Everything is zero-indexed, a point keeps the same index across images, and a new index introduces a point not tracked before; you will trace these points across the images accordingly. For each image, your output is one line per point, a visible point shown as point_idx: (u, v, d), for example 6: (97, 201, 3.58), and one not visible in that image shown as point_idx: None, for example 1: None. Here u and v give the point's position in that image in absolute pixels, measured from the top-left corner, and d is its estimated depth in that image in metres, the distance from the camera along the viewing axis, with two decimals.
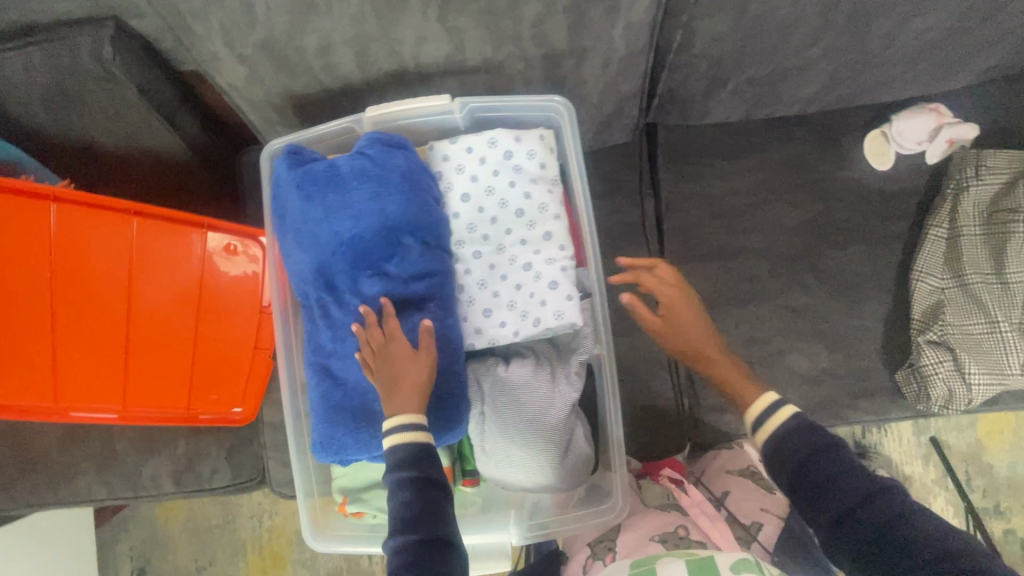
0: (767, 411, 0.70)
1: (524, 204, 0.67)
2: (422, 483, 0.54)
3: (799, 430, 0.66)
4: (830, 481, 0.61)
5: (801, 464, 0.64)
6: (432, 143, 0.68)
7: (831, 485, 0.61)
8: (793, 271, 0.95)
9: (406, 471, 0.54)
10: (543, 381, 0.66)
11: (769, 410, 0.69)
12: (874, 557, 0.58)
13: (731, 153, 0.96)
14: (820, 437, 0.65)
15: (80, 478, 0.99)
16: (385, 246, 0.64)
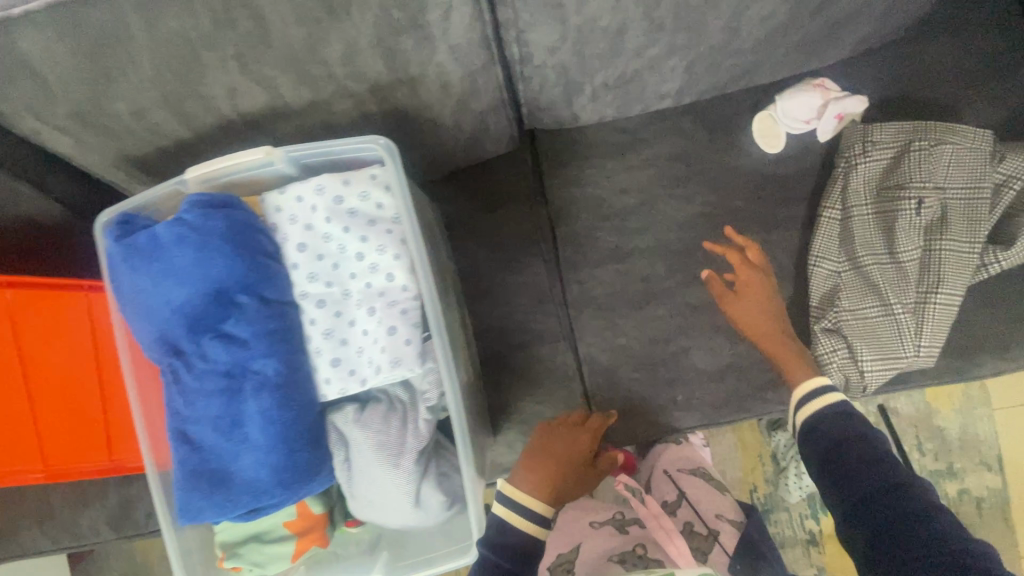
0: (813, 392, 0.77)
1: (362, 248, 0.66)
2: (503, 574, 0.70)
3: (836, 419, 0.74)
4: (864, 463, 0.69)
5: (829, 457, 0.71)
6: (263, 195, 0.67)
7: (869, 474, 0.68)
8: (691, 267, 0.94)
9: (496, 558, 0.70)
10: (392, 429, 0.65)
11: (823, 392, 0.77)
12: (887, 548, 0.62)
13: (617, 152, 0.93)
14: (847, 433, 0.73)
15: (23, 534, 1.02)
16: (218, 310, 0.63)
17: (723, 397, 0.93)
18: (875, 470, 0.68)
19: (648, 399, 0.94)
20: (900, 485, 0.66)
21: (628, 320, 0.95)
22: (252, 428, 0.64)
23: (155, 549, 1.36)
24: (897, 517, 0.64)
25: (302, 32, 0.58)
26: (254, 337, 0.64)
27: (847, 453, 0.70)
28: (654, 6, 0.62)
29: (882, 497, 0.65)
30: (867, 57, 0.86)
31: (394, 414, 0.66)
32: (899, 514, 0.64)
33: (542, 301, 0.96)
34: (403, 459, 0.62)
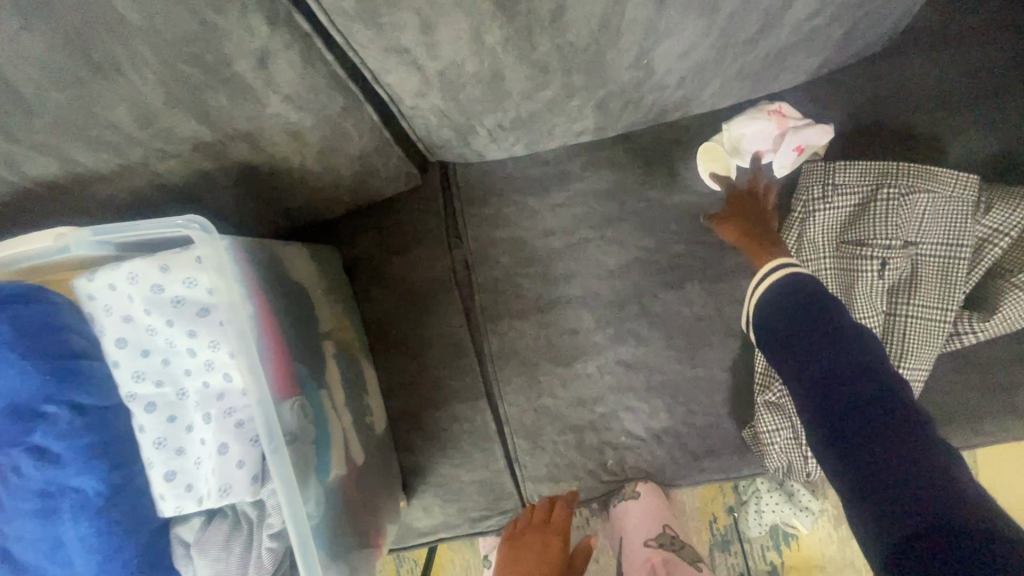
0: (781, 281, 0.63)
1: (193, 344, 0.55)
2: None
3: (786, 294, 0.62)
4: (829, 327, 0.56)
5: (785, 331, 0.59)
6: (71, 281, 0.55)
7: (819, 344, 0.55)
8: (623, 319, 0.81)
9: None
10: (237, 552, 0.56)
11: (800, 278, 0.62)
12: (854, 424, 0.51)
13: (539, 187, 0.81)
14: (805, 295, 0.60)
15: None
16: (17, 425, 0.53)
17: (656, 465, 0.83)
18: (829, 334, 0.56)
19: (575, 463, 0.84)
20: (853, 345, 0.54)
21: (554, 378, 0.83)
22: (73, 555, 0.55)
23: None
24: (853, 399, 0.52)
25: (72, 96, 0.46)
26: (65, 453, 0.54)
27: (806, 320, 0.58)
28: (529, 45, 0.48)
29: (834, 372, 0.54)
30: (826, 81, 0.73)
31: (237, 536, 0.57)
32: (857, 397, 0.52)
33: (458, 355, 0.84)
34: None
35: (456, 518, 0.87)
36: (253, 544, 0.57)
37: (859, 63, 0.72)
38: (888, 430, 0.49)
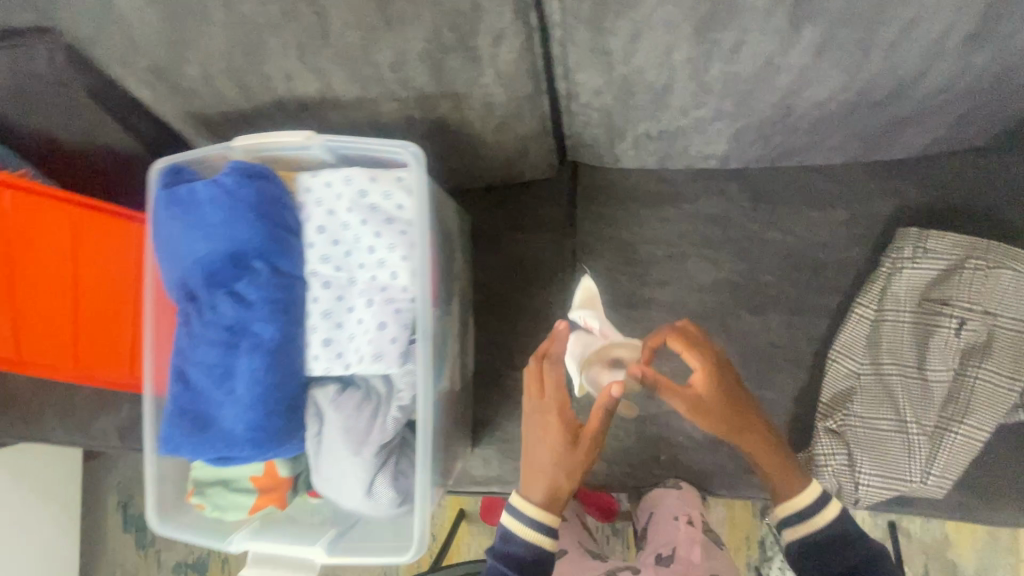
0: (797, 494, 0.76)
1: (375, 243, 0.69)
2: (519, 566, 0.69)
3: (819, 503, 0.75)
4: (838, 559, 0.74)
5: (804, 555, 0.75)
6: (298, 173, 0.71)
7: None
8: (703, 331, 0.91)
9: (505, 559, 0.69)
10: (364, 416, 0.67)
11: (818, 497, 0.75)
12: None
13: (655, 201, 0.92)
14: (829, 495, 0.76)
15: (44, 421, 1.16)
16: (235, 269, 0.69)
17: (705, 470, 0.90)
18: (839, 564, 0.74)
19: (630, 450, 0.92)
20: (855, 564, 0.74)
21: None
22: (239, 381, 0.69)
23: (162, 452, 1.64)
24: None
25: (360, 35, 0.62)
26: (259, 301, 0.69)
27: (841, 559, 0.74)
28: (702, 69, 0.61)
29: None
30: (933, 163, 0.83)
31: (367, 405, 0.68)
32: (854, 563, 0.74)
33: (549, 328, 0.95)
34: (368, 445, 0.65)
35: (509, 475, 0.95)
36: (376, 416, 0.67)
37: (967, 154, 0.82)
38: None
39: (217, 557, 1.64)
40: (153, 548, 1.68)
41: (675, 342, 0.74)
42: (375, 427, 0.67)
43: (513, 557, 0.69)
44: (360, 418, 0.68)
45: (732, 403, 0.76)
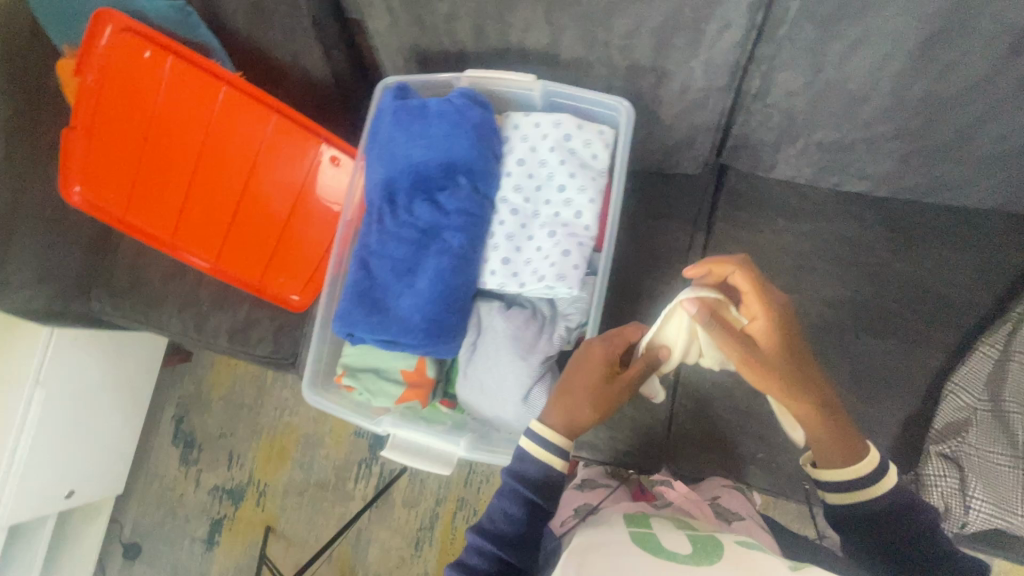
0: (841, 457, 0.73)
1: (567, 182, 0.77)
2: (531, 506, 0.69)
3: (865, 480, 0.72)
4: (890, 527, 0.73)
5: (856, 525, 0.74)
6: (510, 111, 0.80)
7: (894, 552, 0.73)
8: (819, 342, 0.95)
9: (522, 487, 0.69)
10: (531, 330, 0.76)
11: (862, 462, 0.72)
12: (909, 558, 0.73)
13: (792, 215, 0.99)
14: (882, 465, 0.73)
15: (165, 308, 1.23)
16: (443, 179, 0.77)
17: None
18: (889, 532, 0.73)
19: None
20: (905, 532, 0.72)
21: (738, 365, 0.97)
22: (423, 277, 0.76)
23: (232, 373, 1.72)
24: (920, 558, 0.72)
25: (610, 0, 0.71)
26: (457, 210, 0.76)
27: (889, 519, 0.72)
28: (908, 83, 0.69)
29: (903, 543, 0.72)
30: None
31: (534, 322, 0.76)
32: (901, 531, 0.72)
33: (656, 299, 1.00)
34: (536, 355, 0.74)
35: (601, 442, 1.02)
36: (541, 332, 0.76)
37: None
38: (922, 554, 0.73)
39: (256, 487, 1.66)
40: (196, 466, 1.70)
41: (743, 280, 0.70)
42: (540, 342, 0.76)
43: (527, 478, 0.69)
44: (526, 332, 0.76)
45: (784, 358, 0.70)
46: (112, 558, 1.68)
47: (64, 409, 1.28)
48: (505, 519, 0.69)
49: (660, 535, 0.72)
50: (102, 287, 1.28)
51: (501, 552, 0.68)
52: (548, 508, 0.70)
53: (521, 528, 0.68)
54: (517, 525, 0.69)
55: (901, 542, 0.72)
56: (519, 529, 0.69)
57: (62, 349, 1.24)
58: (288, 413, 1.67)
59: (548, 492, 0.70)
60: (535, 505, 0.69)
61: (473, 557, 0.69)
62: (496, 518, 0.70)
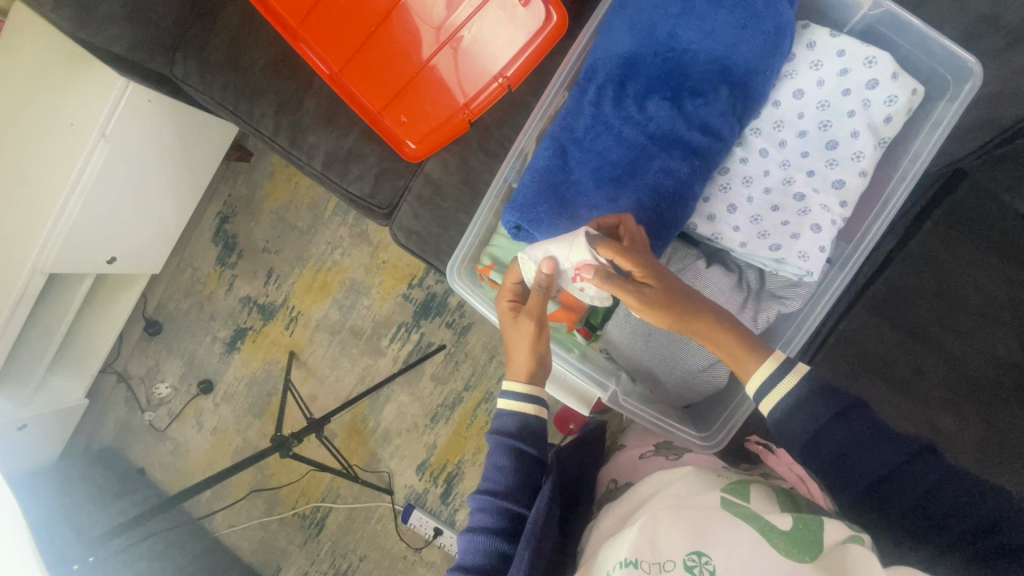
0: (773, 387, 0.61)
1: (844, 140, 0.61)
2: (519, 454, 0.63)
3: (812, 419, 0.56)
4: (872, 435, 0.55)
5: (822, 440, 0.56)
6: (813, 24, 0.62)
7: (883, 471, 0.55)
8: (967, 396, 0.87)
9: (505, 437, 0.64)
10: (733, 299, 0.66)
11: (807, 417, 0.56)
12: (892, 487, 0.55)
13: (1006, 253, 0.86)
14: (829, 397, 0.56)
15: (260, 104, 1.06)
16: (702, 81, 0.61)
17: None
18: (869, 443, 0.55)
19: None
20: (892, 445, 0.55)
21: (873, 389, 0.88)
22: (631, 195, 0.63)
23: (289, 188, 1.59)
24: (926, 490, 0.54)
25: None
26: (703, 127, 0.61)
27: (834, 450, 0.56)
28: None
29: (867, 461, 0.55)
30: None
31: (738, 292, 0.66)
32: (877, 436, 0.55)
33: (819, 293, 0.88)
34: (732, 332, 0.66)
35: None
36: (745, 306, 0.66)
37: None
38: (925, 484, 0.54)
39: (288, 311, 1.58)
40: (233, 270, 1.61)
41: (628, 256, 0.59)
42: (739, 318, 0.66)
43: (507, 430, 0.65)
44: (727, 296, 0.66)
45: (682, 298, 0.59)
46: (132, 329, 1.65)
47: (123, 174, 1.14)
48: (500, 474, 0.62)
49: (759, 507, 0.53)
50: (192, 51, 1.08)
51: (500, 504, 0.61)
52: (539, 455, 0.64)
53: (516, 476, 0.62)
54: (511, 476, 0.62)
55: (878, 461, 0.55)
56: (514, 484, 0.62)
57: (134, 108, 1.09)
58: (340, 252, 1.56)
59: (533, 436, 0.64)
60: (521, 452, 0.63)
61: (478, 519, 0.61)
62: (491, 474, 0.63)
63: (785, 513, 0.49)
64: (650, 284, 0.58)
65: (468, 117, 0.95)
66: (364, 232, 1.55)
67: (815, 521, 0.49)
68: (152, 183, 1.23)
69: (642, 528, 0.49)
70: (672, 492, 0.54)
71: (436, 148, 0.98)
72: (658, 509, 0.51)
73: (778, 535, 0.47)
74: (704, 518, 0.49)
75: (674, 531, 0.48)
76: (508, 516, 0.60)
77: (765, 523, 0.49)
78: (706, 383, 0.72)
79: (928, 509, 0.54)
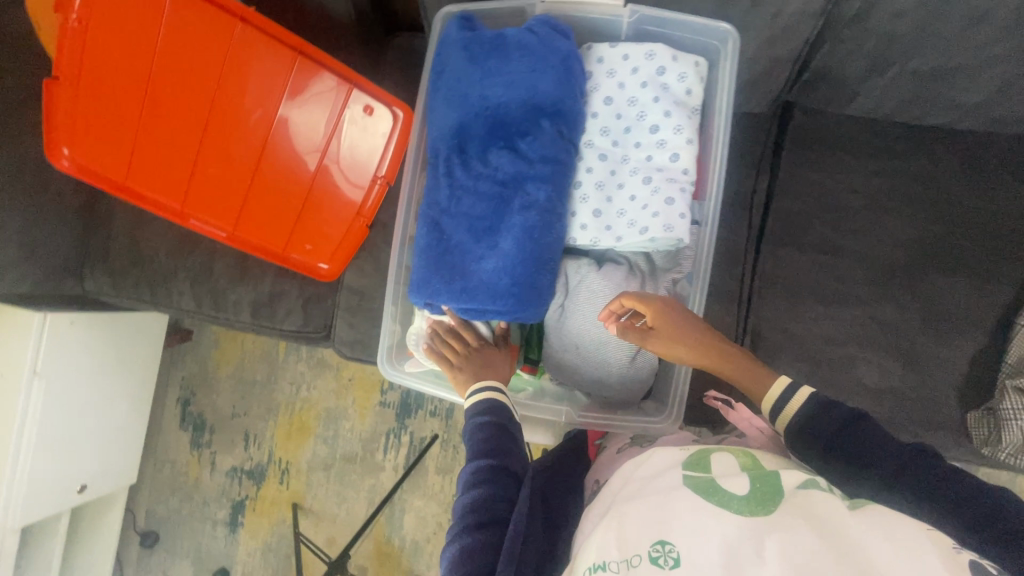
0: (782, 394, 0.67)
1: (662, 122, 0.69)
2: (499, 428, 0.65)
3: (822, 413, 0.65)
4: (869, 432, 0.62)
5: (835, 436, 0.62)
6: (592, 44, 0.72)
7: (885, 461, 0.60)
8: (888, 285, 0.93)
9: (483, 415, 0.67)
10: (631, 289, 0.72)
11: (791, 393, 0.67)
12: (898, 482, 0.58)
13: (861, 151, 0.96)
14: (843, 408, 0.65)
15: (176, 285, 1.10)
16: (525, 121, 0.68)
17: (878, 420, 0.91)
18: (868, 438, 0.61)
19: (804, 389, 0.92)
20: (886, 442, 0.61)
21: (808, 311, 0.94)
22: (508, 237, 0.69)
23: (238, 349, 1.60)
24: (930, 484, 0.58)
25: None
26: (542, 158, 0.68)
27: (836, 430, 0.63)
28: None
29: (873, 451, 0.60)
30: None
31: (633, 279, 0.72)
32: (872, 434, 0.62)
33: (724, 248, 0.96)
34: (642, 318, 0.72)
35: None
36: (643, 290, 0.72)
37: None
38: (927, 477, 0.58)
39: (277, 466, 1.56)
40: (210, 449, 1.59)
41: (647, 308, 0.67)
42: None
43: (481, 409, 0.67)
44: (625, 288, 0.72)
45: (689, 338, 0.67)
46: (128, 549, 1.58)
47: (67, 400, 1.15)
48: (484, 444, 0.64)
49: (723, 472, 0.55)
50: (98, 263, 1.13)
51: (499, 472, 0.61)
52: (515, 428, 0.66)
53: (500, 443, 0.63)
54: (495, 445, 0.63)
55: (884, 454, 0.60)
56: (498, 451, 0.63)
57: (59, 337, 1.11)
58: (306, 388, 1.56)
59: (505, 413, 0.67)
60: (505, 424, 0.66)
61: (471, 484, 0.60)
62: (475, 447, 0.64)
63: (742, 478, 0.52)
64: (657, 332, 0.67)
65: (365, 221, 1.03)
66: (321, 359, 1.57)
67: (772, 482, 0.52)
68: (96, 397, 1.22)
69: (609, 528, 0.51)
70: (640, 485, 0.56)
71: (348, 258, 1.04)
72: (623, 509, 0.53)
73: (737, 501, 0.50)
74: (668, 503, 0.51)
75: (638, 529, 0.49)
76: (497, 478, 0.60)
77: (723, 493, 0.51)
78: (645, 367, 0.76)
79: (953, 508, 0.56)
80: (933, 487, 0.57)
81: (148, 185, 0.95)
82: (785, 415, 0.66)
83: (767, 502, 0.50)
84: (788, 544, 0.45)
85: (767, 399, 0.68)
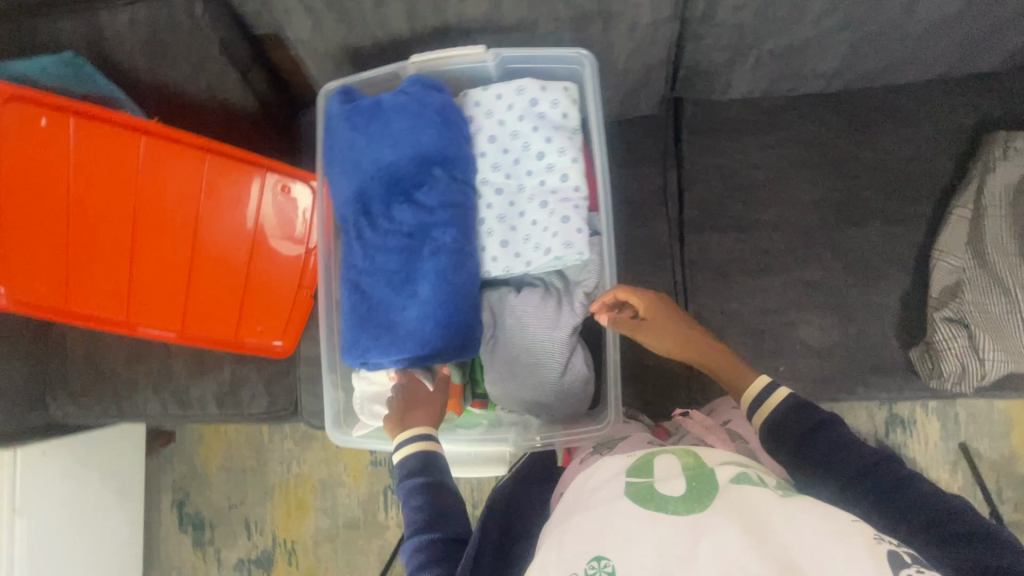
0: (762, 392, 0.71)
1: (545, 148, 0.73)
2: (432, 487, 0.63)
3: (791, 414, 0.68)
4: (833, 437, 0.64)
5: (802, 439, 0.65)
6: (467, 91, 0.77)
7: (844, 462, 0.62)
8: (809, 246, 0.98)
9: (413, 477, 0.64)
10: (549, 308, 0.76)
11: (767, 389, 0.71)
12: (858, 484, 0.60)
13: (754, 128, 1.01)
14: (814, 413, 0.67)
15: (139, 392, 1.12)
16: (417, 174, 0.73)
17: (829, 376, 0.94)
18: (832, 442, 0.64)
19: (753, 361, 0.95)
20: (851, 447, 0.63)
21: (741, 287, 0.98)
22: (424, 284, 0.72)
23: (223, 440, 1.60)
24: (891, 486, 0.59)
25: None
26: (441, 204, 0.72)
27: (806, 432, 0.65)
28: None
29: (837, 454, 0.63)
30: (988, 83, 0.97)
31: (551, 298, 0.76)
32: (837, 438, 0.64)
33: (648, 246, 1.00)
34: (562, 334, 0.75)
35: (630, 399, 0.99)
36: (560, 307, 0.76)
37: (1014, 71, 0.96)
38: (890, 479, 0.60)
39: (283, 548, 1.54)
40: (213, 546, 1.57)
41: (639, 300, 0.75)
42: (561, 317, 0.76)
43: (413, 470, 0.65)
44: (545, 309, 0.77)
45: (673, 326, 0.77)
46: None
47: (56, 531, 1.15)
48: (419, 509, 0.61)
49: (660, 474, 0.56)
50: (60, 388, 1.15)
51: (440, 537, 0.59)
52: (447, 480, 0.65)
53: (435, 504, 0.61)
54: (430, 507, 0.61)
55: (848, 455, 0.62)
56: (434, 513, 0.61)
57: (33, 471, 1.11)
58: (296, 464, 1.56)
59: (436, 467, 0.66)
60: (437, 480, 0.64)
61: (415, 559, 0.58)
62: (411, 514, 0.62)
63: (677, 481, 0.54)
64: (649, 321, 0.75)
65: (310, 291, 1.07)
66: (306, 432, 1.57)
67: (707, 479, 0.54)
68: (83, 522, 1.22)
69: (552, 547, 0.53)
70: (583, 499, 0.58)
71: (300, 329, 1.07)
72: (566, 527, 0.54)
73: (671, 505, 0.52)
74: (607, 515, 0.53)
75: (579, 545, 0.51)
76: (439, 543, 0.59)
77: (658, 498, 0.53)
78: (579, 379, 0.79)
79: (917, 510, 0.57)
80: (895, 490, 0.59)
81: (90, 304, 0.97)
82: (762, 412, 0.70)
83: (698, 501, 0.52)
84: (714, 541, 0.47)
85: (750, 391, 0.72)
